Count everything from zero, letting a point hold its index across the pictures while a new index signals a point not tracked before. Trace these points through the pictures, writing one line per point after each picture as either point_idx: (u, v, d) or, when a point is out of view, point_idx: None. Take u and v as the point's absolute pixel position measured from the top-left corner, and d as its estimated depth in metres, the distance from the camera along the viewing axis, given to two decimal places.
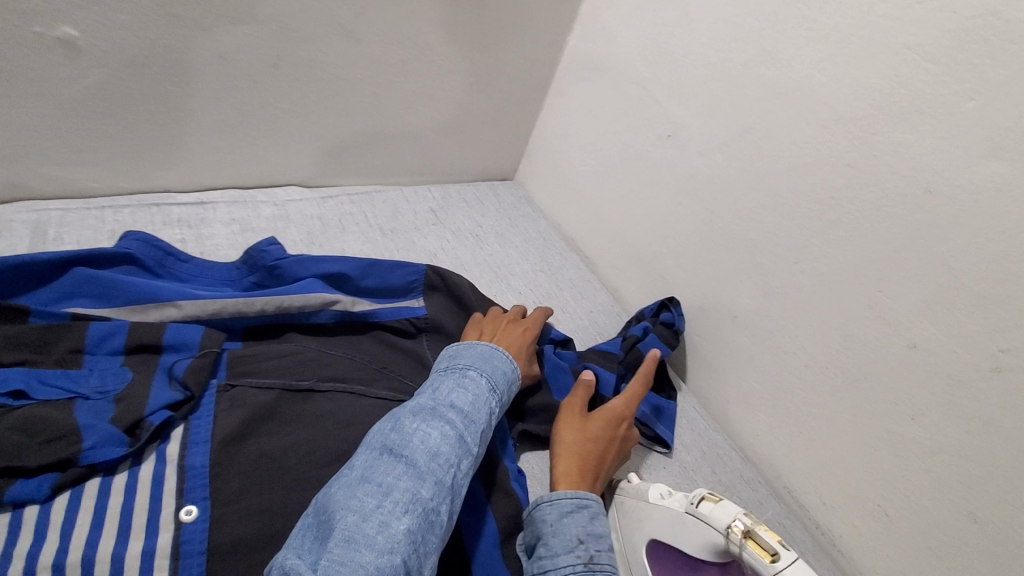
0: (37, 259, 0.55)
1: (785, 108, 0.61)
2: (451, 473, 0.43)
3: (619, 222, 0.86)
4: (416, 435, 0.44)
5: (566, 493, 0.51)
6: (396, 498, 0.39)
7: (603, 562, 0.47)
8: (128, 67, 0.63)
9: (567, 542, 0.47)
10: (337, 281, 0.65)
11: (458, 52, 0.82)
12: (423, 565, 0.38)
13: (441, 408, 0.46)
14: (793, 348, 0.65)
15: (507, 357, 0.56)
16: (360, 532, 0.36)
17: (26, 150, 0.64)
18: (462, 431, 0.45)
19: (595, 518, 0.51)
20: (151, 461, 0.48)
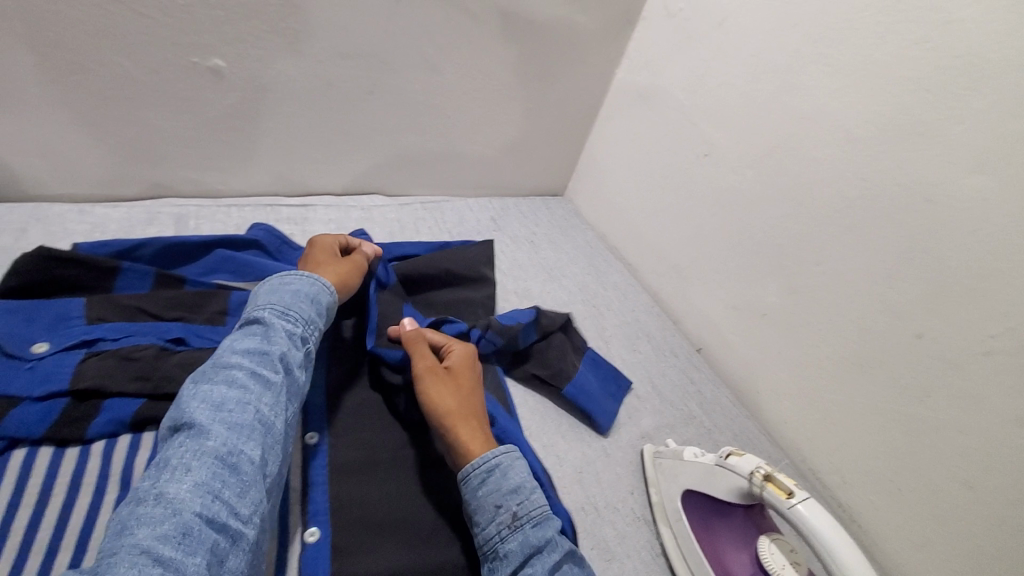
0: (190, 241, 0.70)
1: (809, 130, 0.71)
2: (246, 412, 0.46)
3: (659, 231, 0.96)
4: (197, 396, 0.46)
5: (472, 467, 0.53)
6: (175, 464, 0.41)
7: (527, 511, 0.51)
8: (259, 92, 0.78)
9: (489, 513, 0.51)
10: None
11: (521, 82, 0.94)
12: (230, 502, 0.41)
13: (220, 361, 0.49)
14: (815, 341, 0.73)
15: (298, 275, 0.60)
16: (134, 513, 0.38)
17: (175, 157, 0.80)
18: (247, 373, 0.48)
19: (507, 473, 0.53)
20: None
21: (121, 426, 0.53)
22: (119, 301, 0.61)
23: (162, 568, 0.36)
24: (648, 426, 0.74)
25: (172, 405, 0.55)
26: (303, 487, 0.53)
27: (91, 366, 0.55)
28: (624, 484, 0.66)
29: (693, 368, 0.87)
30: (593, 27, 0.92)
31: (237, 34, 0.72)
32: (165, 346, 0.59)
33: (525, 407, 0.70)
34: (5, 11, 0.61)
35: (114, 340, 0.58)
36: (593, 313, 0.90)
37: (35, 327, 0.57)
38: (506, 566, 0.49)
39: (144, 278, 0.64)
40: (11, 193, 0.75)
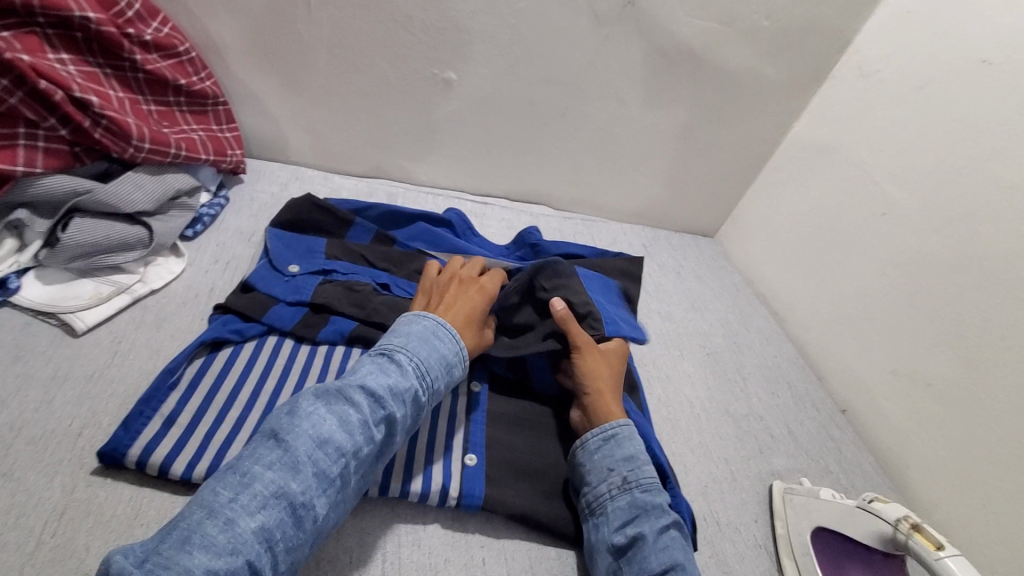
0: (403, 211, 0.85)
1: (1011, 200, 0.69)
2: (339, 465, 0.45)
3: (815, 285, 0.95)
4: (307, 420, 0.46)
5: (591, 434, 0.58)
6: (257, 492, 0.41)
7: (637, 477, 0.54)
8: (475, 103, 0.94)
9: (602, 473, 0.55)
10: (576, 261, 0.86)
11: (697, 124, 1.01)
12: (277, 558, 0.41)
13: (346, 391, 0.48)
14: (986, 420, 0.68)
15: (451, 334, 0.57)
16: (200, 530, 0.38)
17: (399, 147, 0.98)
18: (360, 422, 0.47)
19: (623, 442, 0.56)
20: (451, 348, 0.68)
21: (341, 338, 0.65)
22: (350, 247, 0.76)
23: None
24: (780, 464, 0.73)
25: (377, 331, 0.66)
26: (466, 421, 0.62)
27: (327, 289, 0.69)
28: (749, 510, 0.66)
29: (834, 425, 0.84)
30: (779, 80, 0.97)
31: (472, 54, 0.88)
32: (376, 288, 0.72)
33: (657, 415, 0.74)
34: (322, 21, 0.82)
35: (342, 274, 0.72)
36: (734, 349, 0.91)
37: (294, 254, 0.73)
38: (613, 521, 0.52)
39: (367, 233, 0.80)
40: (281, 155, 0.98)
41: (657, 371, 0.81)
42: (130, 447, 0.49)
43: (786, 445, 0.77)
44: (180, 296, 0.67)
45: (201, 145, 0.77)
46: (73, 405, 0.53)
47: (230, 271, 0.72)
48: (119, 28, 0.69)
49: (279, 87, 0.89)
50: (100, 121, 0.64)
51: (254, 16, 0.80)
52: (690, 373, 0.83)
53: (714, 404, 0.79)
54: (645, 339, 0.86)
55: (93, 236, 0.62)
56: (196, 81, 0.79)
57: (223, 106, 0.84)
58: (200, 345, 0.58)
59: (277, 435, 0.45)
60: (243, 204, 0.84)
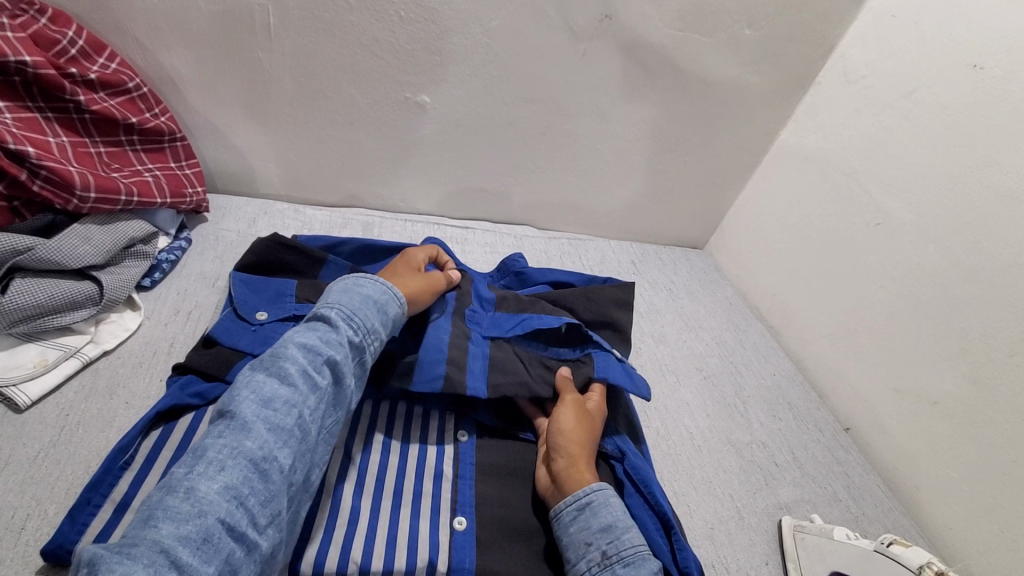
0: (379, 244, 0.80)
1: (1012, 210, 0.66)
2: (290, 415, 0.45)
3: (811, 298, 0.92)
4: (247, 386, 0.46)
5: (564, 503, 0.53)
6: (211, 458, 0.41)
7: (617, 550, 0.49)
8: (450, 125, 0.89)
9: (579, 549, 0.50)
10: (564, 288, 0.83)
11: (681, 136, 0.98)
12: (253, 510, 0.41)
13: (279, 352, 0.49)
14: (999, 442, 0.65)
15: (374, 280, 0.59)
16: (162, 505, 0.38)
17: (373, 174, 0.94)
18: (302, 371, 0.48)
19: (599, 511, 0.51)
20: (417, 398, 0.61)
21: None
22: (323, 287, 0.72)
23: None
24: (787, 497, 0.69)
25: None
26: (454, 478, 0.57)
27: None
28: (759, 552, 0.62)
29: (840, 447, 0.80)
30: (764, 88, 0.94)
31: (444, 75, 0.83)
32: None
33: (657, 451, 0.70)
34: (282, 47, 0.77)
35: None
36: (731, 370, 0.87)
37: (262, 300, 0.68)
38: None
39: (341, 270, 0.75)
40: (247, 188, 0.93)
41: (653, 401, 0.77)
42: (77, 543, 0.44)
43: (793, 475, 0.73)
44: (136, 355, 0.62)
45: (156, 187, 0.72)
46: (15, 493, 0.48)
47: (192, 322, 0.67)
48: (59, 68, 0.64)
49: (242, 119, 0.84)
50: (40, 172, 0.59)
51: (209, 46, 0.75)
52: (688, 400, 0.79)
53: (715, 434, 0.75)
54: (639, 366, 0.82)
55: (35, 297, 0.56)
56: (149, 117, 0.74)
57: (181, 142, 0.79)
58: (157, 415, 0.53)
59: (220, 409, 0.45)
60: (207, 246, 0.79)
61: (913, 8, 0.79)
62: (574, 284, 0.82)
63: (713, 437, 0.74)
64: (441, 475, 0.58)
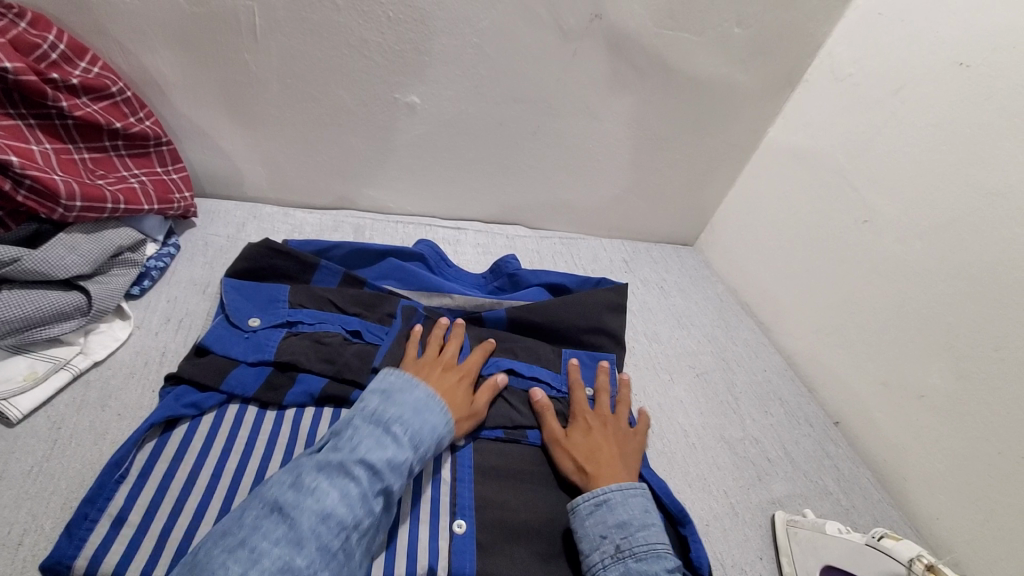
0: (371, 248, 0.80)
1: (996, 207, 0.67)
2: (340, 538, 0.45)
3: (800, 293, 0.93)
4: (311, 495, 0.46)
5: (583, 498, 0.56)
6: (264, 568, 0.41)
7: (631, 545, 0.52)
8: (440, 126, 0.89)
9: (593, 542, 0.53)
10: (558, 290, 0.83)
11: (671, 135, 0.98)
12: None
13: (347, 465, 0.48)
14: (986, 434, 0.66)
15: (442, 407, 0.58)
16: None
17: (363, 176, 0.93)
18: (361, 494, 0.47)
19: (616, 508, 0.54)
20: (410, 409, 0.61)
21: (309, 400, 0.60)
22: (315, 293, 0.71)
23: None
24: (780, 491, 0.70)
25: (350, 387, 0.62)
26: (452, 482, 0.57)
27: (292, 343, 0.64)
28: (754, 547, 0.63)
29: (830, 441, 0.81)
30: (752, 86, 0.94)
31: (435, 76, 0.83)
32: (346, 336, 0.68)
33: (652, 449, 0.71)
34: (270, 49, 0.76)
35: (309, 324, 0.68)
36: (724, 367, 0.88)
37: (253, 306, 0.67)
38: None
39: (334, 276, 0.75)
40: (235, 191, 0.91)
41: (647, 400, 0.78)
42: (75, 558, 0.44)
43: (786, 470, 0.74)
44: (127, 365, 0.61)
45: (143, 194, 0.71)
46: (9, 509, 0.48)
47: (183, 330, 0.66)
48: (40, 74, 0.63)
49: (230, 121, 0.83)
50: (23, 181, 0.58)
51: (195, 48, 0.74)
52: (682, 398, 0.79)
53: (709, 431, 0.76)
54: (633, 365, 0.83)
55: (22, 309, 0.55)
56: (133, 122, 0.72)
57: (167, 146, 0.78)
58: (152, 426, 0.53)
59: (279, 510, 0.44)
60: (196, 252, 0.78)
61: (899, 6, 0.80)
62: (569, 287, 0.82)
63: (706, 434, 0.75)
64: (439, 479, 0.58)
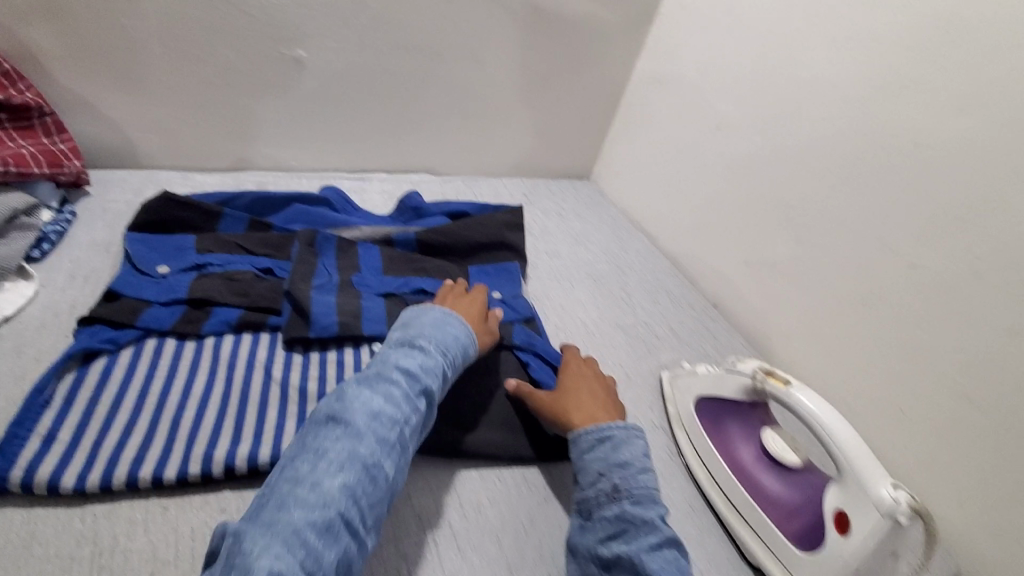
0: (274, 195, 0.83)
1: (808, 97, 0.81)
2: (395, 431, 0.50)
3: (677, 202, 1.05)
4: (357, 400, 0.50)
5: (584, 432, 0.58)
6: (331, 460, 0.46)
7: (629, 487, 0.53)
8: (330, 78, 0.93)
9: (591, 478, 0.55)
10: (459, 217, 0.90)
11: (551, 73, 1.07)
12: (363, 511, 0.45)
13: (384, 373, 0.53)
14: (820, 284, 0.80)
15: (458, 320, 0.64)
16: (292, 494, 0.44)
17: (261, 135, 0.95)
18: (403, 394, 0.52)
19: (620, 446, 0.56)
20: (315, 318, 0.65)
21: (227, 327, 0.64)
22: (222, 238, 0.74)
23: (306, 554, 0.41)
24: (667, 359, 0.82)
25: (265, 314, 0.67)
26: None
27: (204, 282, 0.67)
28: (645, 401, 0.74)
29: (709, 319, 0.94)
30: (616, 21, 1.05)
31: (317, 28, 0.87)
32: (258, 274, 0.71)
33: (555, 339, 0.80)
34: (146, 10, 0.77)
35: (219, 266, 0.70)
36: (618, 272, 0.98)
37: (161, 255, 0.70)
38: (601, 531, 0.51)
39: (239, 222, 0.78)
40: (127, 161, 0.91)
41: (550, 303, 0.87)
42: (8, 473, 0.47)
43: (672, 343, 0.86)
44: (36, 319, 0.62)
45: (31, 158, 0.72)
46: None
47: (91, 284, 0.68)
48: None
49: (111, 87, 0.82)
50: None
51: (66, 12, 0.74)
52: (581, 299, 0.89)
53: (605, 321, 0.86)
54: (536, 278, 0.91)
55: None
56: (14, 93, 0.72)
57: (51, 117, 0.77)
58: (70, 358, 0.56)
59: (333, 417, 0.49)
60: (93, 217, 0.78)
61: None
62: (469, 213, 0.91)
63: (603, 323, 0.85)
64: None
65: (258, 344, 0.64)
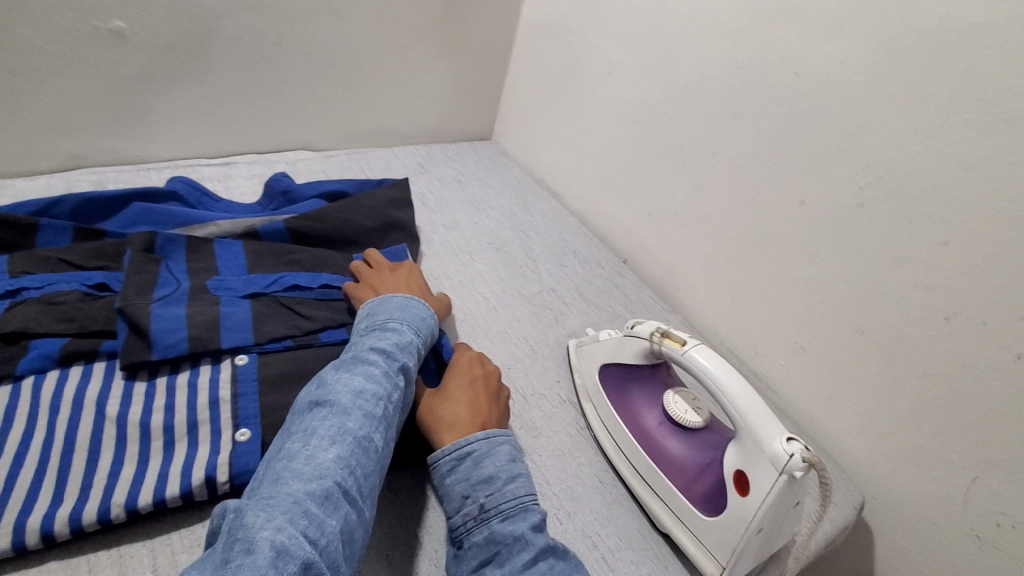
0: (106, 194, 0.71)
1: (691, 31, 0.76)
2: (380, 406, 0.49)
3: (578, 155, 1.00)
4: (337, 381, 0.49)
5: (443, 454, 0.53)
6: (322, 435, 0.45)
7: (495, 504, 0.50)
8: (163, 51, 0.79)
9: (456, 503, 0.51)
10: (337, 197, 0.82)
11: (429, 25, 0.97)
12: (358, 482, 0.44)
13: (360, 355, 0.52)
14: (720, 229, 0.77)
15: (422, 303, 0.63)
16: (286, 468, 0.42)
17: (89, 125, 0.81)
18: (384, 370, 0.51)
19: (481, 461, 0.52)
20: (158, 337, 0.55)
21: (49, 362, 0.53)
22: (39, 255, 0.62)
23: (309, 522, 0.39)
24: (574, 325, 0.78)
25: (99, 340, 0.56)
26: (233, 398, 0.55)
27: (15, 311, 0.55)
28: (551, 374, 0.70)
29: (618, 275, 0.90)
30: None
31: None
32: (88, 292, 0.60)
33: (453, 320, 0.74)
34: None
35: (36, 288, 0.59)
36: (522, 237, 0.93)
37: None
38: (473, 559, 0.48)
39: (63, 233, 0.66)
40: None
41: (448, 280, 0.80)
42: None
43: (580, 306, 0.82)
44: None
45: None
46: None
47: None
48: None
49: None
50: None
51: None
52: (481, 271, 0.83)
53: (509, 293, 0.81)
54: (432, 254, 0.84)
55: None
56: None
57: None
58: None
59: (316, 400, 0.48)
60: None
61: None
62: (347, 193, 0.82)
63: (506, 295, 0.80)
64: (218, 400, 0.55)
65: (89, 377, 0.54)
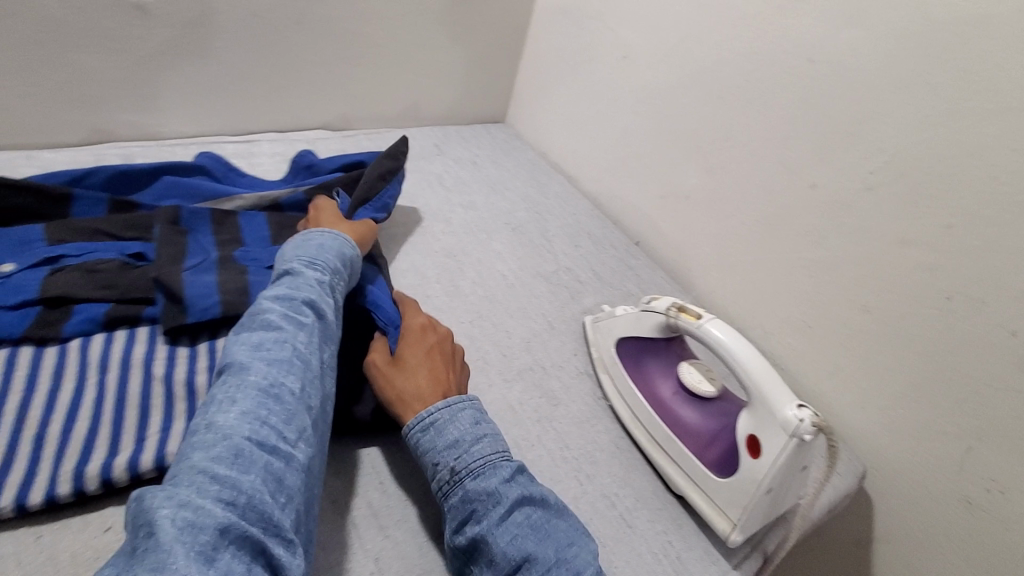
0: (136, 168, 0.73)
1: (708, 18, 0.78)
2: (284, 350, 0.47)
3: (592, 139, 1.02)
4: (233, 344, 0.48)
5: (410, 427, 0.51)
6: (222, 398, 0.43)
7: (466, 465, 0.49)
8: (187, 27, 0.80)
9: (428, 472, 0.50)
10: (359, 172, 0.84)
11: (446, 7, 0.98)
12: (277, 427, 0.42)
13: (247, 313, 0.51)
14: (732, 212, 0.80)
15: (318, 231, 0.62)
16: (190, 442, 0.40)
17: (115, 100, 0.82)
18: (275, 318, 0.49)
19: (442, 428, 0.50)
20: (197, 302, 0.58)
21: (94, 325, 0.56)
22: (76, 224, 0.64)
23: (220, 485, 0.37)
24: (590, 303, 0.81)
25: (140, 305, 0.59)
26: None
27: (59, 278, 0.58)
28: (569, 347, 0.73)
29: (632, 257, 0.93)
30: None
31: None
32: (127, 260, 0.62)
33: (474, 295, 0.77)
34: None
35: (76, 256, 0.61)
36: (537, 218, 0.95)
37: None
38: (452, 521, 0.48)
39: (98, 204, 0.68)
40: None
41: (467, 257, 0.83)
42: None
43: (595, 285, 0.85)
44: None
45: None
46: None
47: None
48: None
49: None
50: None
51: None
52: (499, 250, 0.86)
53: (526, 271, 0.83)
54: (451, 232, 0.86)
55: None
56: None
57: None
58: None
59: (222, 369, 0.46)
60: None
61: None
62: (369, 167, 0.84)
63: (524, 273, 0.83)
64: None
65: (133, 339, 0.56)
